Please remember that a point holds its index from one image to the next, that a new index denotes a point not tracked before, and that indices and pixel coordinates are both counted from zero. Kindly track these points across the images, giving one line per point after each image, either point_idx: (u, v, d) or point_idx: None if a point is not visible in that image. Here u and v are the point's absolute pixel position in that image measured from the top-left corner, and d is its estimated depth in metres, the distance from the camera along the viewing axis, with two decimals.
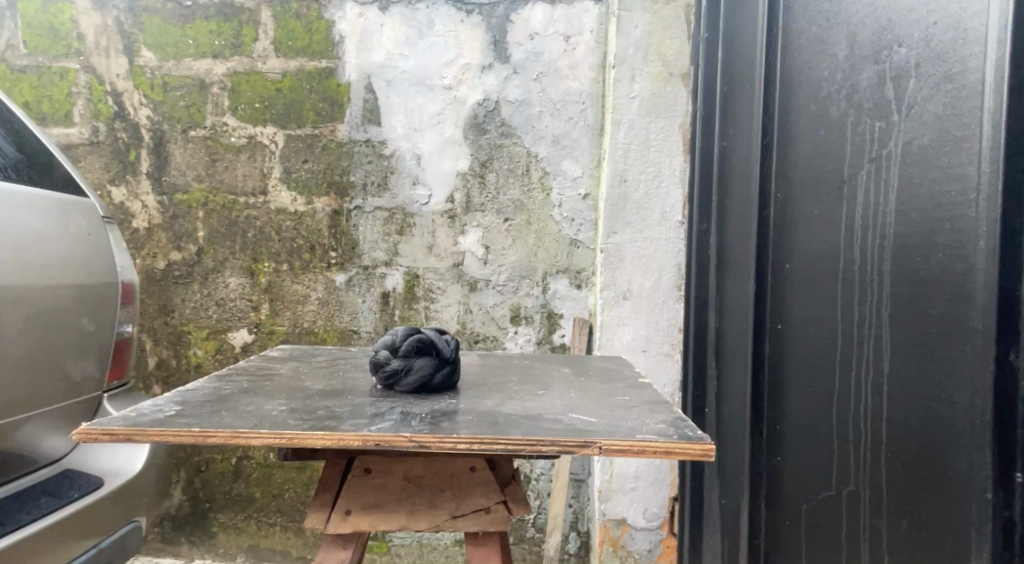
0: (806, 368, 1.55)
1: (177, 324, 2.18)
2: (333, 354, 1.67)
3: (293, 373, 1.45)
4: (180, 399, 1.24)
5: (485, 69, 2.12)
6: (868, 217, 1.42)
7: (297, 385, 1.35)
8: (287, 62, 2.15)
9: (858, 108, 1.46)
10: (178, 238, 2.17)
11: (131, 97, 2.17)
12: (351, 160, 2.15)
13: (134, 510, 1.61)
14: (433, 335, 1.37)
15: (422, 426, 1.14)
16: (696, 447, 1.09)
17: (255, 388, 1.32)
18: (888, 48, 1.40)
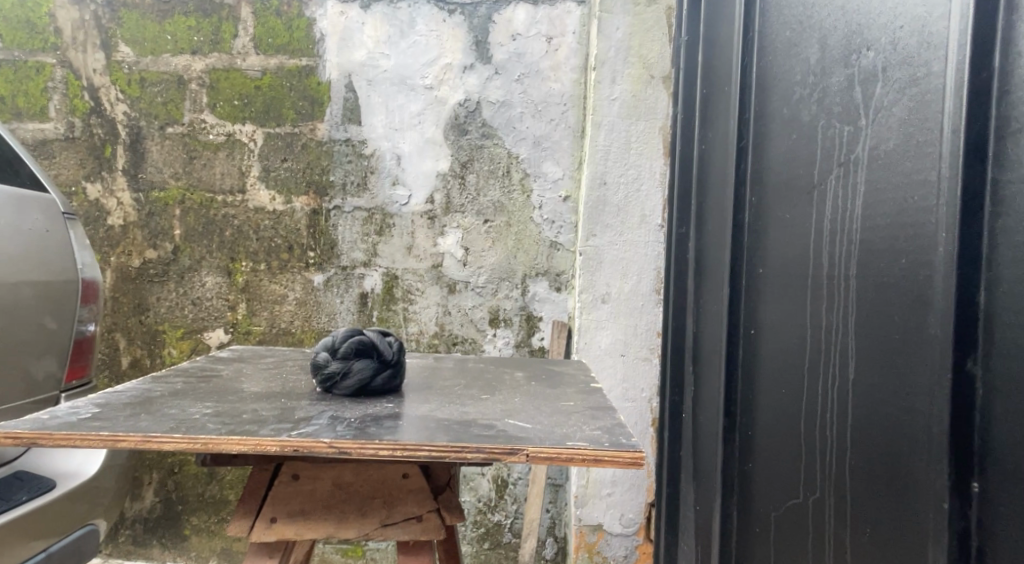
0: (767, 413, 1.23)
1: (152, 323, 2.15)
2: (285, 356, 1.64)
3: (231, 377, 1.42)
4: (100, 401, 1.21)
5: (467, 69, 2.11)
6: (836, 224, 1.13)
7: (235, 389, 1.32)
8: (267, 60, 2.13)
9: (829, 109, 1.15)
10: (153, 236, 2.15)
11: (108, 93, 2.14)
12: (331, 159, 2.14)
13: (87, 514, 1.59)
14: (375, 336, 1.33)
15: (371, 430, 1.11)
16: (626, 455, 1.04)
17: (186, 391, 1.29)
18: (857, 50, 1.12)
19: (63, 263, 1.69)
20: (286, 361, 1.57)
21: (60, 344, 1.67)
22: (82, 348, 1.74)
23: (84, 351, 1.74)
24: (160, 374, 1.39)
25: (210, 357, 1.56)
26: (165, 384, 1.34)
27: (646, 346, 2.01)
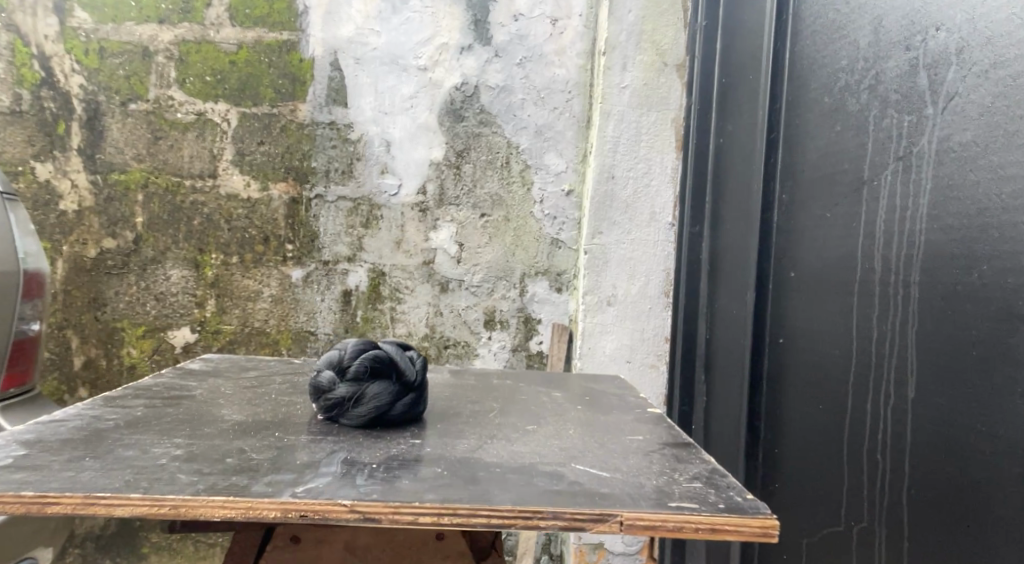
0: (810, 388, 1.42)
1: (109, 320, 1.94)
2: (271, 370, 1.46)
3: (204, 398, 1.21)
4: (33, 440, 0.98)
5: (464, 50, 1.96)
6: (894, 223, 1.24)
7: (218, 415, 1.12)
8: (244, 33, 1.93)
9: (883, 100, 1.28)
10: (113, 224, 1.93)
11: (61, 63, 1.93)
12: (314, 144, 1.96)
13: (25, 544, 1.36)
14: (392, 353, 1.13)
15: (412, 481, 0.93)
16: (751, 524, 0.88)
17: (151, 418, 1.08)
18: (923, 33, 1.21)
19: (4, 250, 1.55)
20: (270, 379, 1.38)
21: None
22: (23, 351, 1.60)
23: (25, 353, 1.60)
24: (115, 395, 1.18)
25: (181, 372, 1.38)
26: (129, 408, 1.12)
27: (653, 353, 1.86)
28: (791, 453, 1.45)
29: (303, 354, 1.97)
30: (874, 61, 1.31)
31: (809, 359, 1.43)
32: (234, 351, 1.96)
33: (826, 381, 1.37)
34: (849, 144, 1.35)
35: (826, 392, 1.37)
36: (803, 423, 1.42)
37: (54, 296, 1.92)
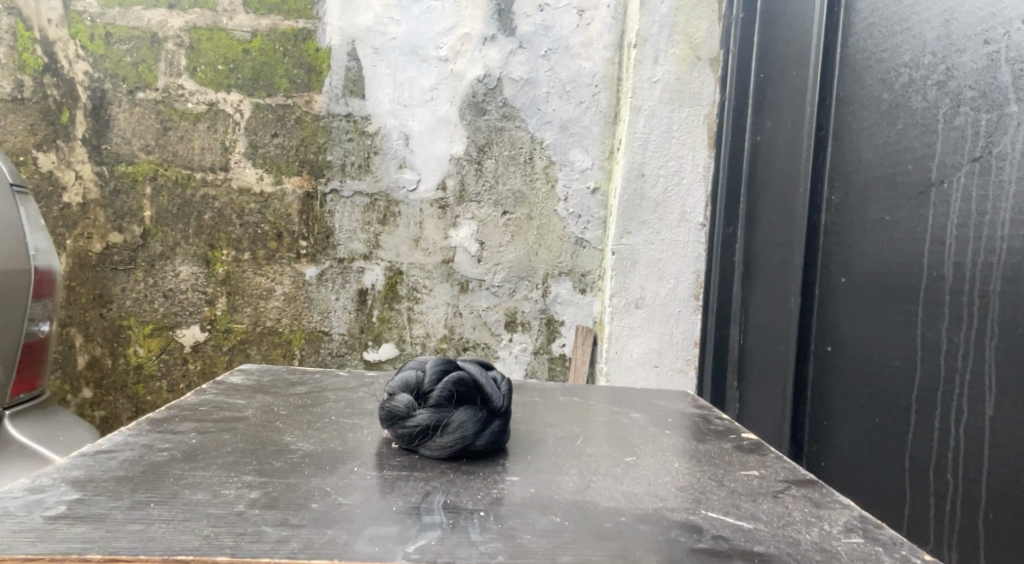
0: (867, 393, 1.40)
1: (114, 317, 1.86)
2: (319, 386, 1.37)
3: (261, 420, 1.16)
4: (77, 478, 0.92)
5: (487, 41, 1.89)
6: (968, 228, 1.22)
7: (288, 446, 1.07)
8: (259, 20, 1.85)
9: (956, 96, 1.25)
10: (119, 217, 1.85)
11: (65, 48, 1.85)
12: (329, 136, 1.88)
13: None
14: (479, 379, 1.16)
15: (535, 535, 0.90)
16: None
17: (211, 448, 1.03)
18: (1003, 25, 1.17)
19: (10, 247, 1.47)
20: (323, 395, 1.32)
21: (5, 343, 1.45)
22: (34, 353, 1.51)
23: (35, 357, 1.52)
24: (159, 418, 1.12)
25: (227, 388, 1.29)
26: (183, 435, 1.06)
27: (680, 358, 1.84)
28: (849, 458, 1.44)
29: (316, 354, 1.89)
30: (944, 54, 1.27)
31: (867, 363, 1.41)
32: (245, 351, 1.88)
33: (888, 388, 1.35)
34: (915, 144, 1.32)
35: (888, 400, 1.35)
36: (862, 430, 1.41)
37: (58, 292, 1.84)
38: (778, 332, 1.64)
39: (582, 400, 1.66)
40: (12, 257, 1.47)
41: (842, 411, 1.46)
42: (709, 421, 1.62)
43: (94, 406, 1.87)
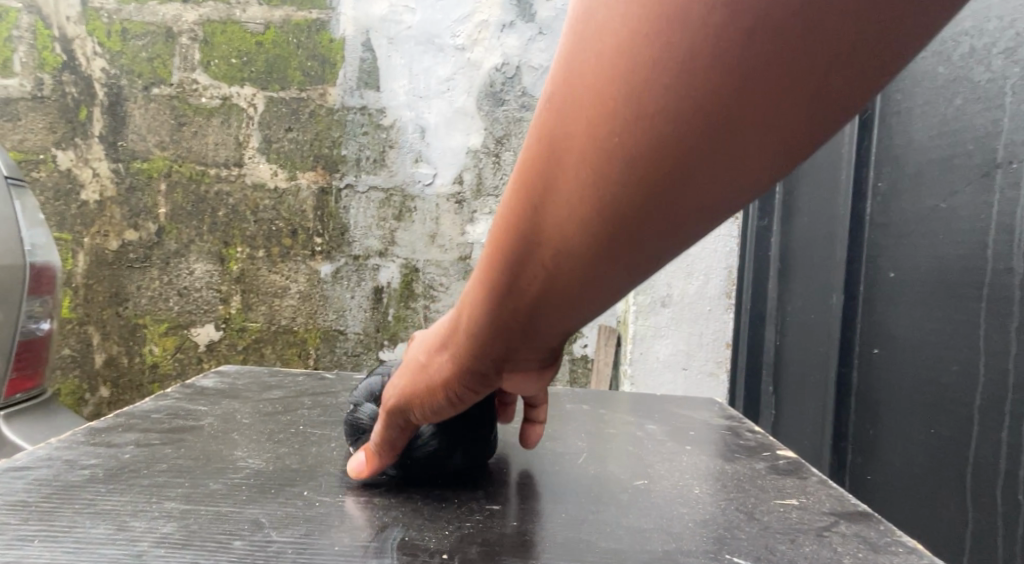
0: (924, 375, 1.38)
1: (131, 316, 1.85)
2: (298, 390, 1.58)
3: (214, 432, 1.33)
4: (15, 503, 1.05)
5: (505, 28, 1.81)
6: None
7: (231, 465, 1.20)
8: (271, 12, 1.81)
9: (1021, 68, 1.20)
10: (135, 215, 1.84)
11: (83, 46, 1.83)
12: (343, 130, 1.82)
13: None
14: None
15: None
16: None
17: (140, 467, 1.17)
18: None
19: (6, 244, 1.53)
20: (296, 403, 1.51)
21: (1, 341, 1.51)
22: (31, 352, 1.58)
23: (33, 356, 1.59)
24: (101, 428, 1.30)
25: (194, 394, 1.52)
26: (120, 449, 1.23)
27: (710, 360, 1.91)
28: (901, 459, 1.43)
29: (331, 353, 1.85)
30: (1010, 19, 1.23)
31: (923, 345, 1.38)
32: (260, 350, 1.85)
33: (945, 396, 1.33)
34: (977, 121, 1.28)
35: (948, 405, 1.32)
36: (912, 434, 1.40)
37: (75, 290, 1.84)
38: (826, 320, 1.64)
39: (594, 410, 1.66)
40: (7, 252, 1.53)
41: (894, 413, 1.45)
42: (739, 435, 1.58)
43: (111, 404, 1.87)
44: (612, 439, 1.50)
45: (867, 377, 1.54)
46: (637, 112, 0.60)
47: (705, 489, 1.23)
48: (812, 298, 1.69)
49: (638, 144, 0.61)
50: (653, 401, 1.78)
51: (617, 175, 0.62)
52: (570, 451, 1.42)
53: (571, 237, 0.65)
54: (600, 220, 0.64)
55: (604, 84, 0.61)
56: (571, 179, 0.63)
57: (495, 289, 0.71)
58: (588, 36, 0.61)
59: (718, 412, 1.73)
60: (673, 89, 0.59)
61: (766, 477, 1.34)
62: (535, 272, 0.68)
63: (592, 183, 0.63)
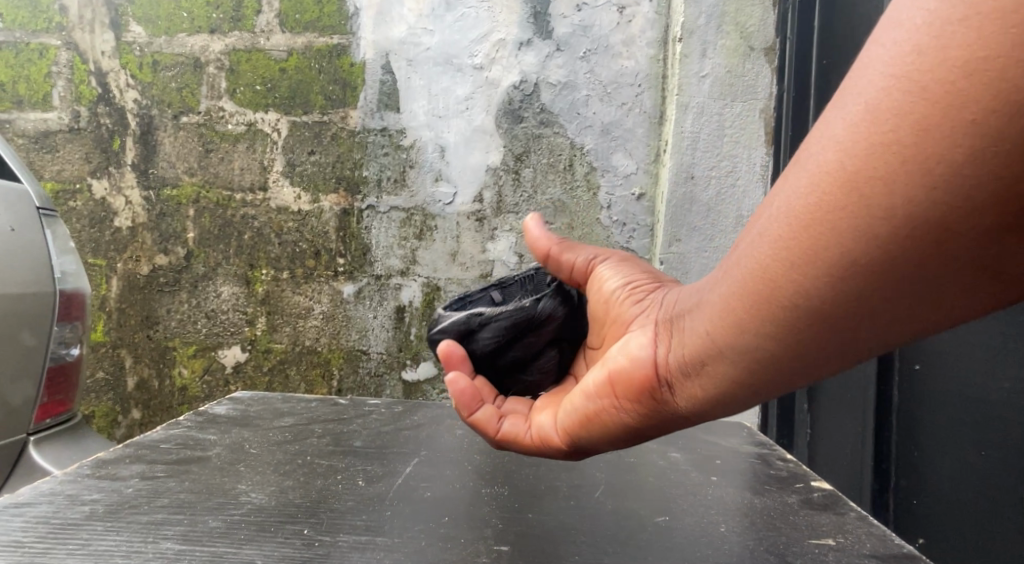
0: (975, 382, 1.38)
1: (161, 339, 1.89)
2: (309, 417, 1.67)
3: (220, 464, 1.40)
4: (13, 543, 1.11)
5: (523, 45, 1.81)
6: None
7: (234, 500, 1.26)
8: (294, 39, 1.85)
9: None
10: (164, 240, 1.89)
11: (117, 78, 1.89)
12: (365, 152, 1.85)
13: None
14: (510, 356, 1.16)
15: None
16: None
17: (141, 502, 1.24)
18: None
19: (39, 271, 1.47)
20: (309, 431, 1.59)
21: (30, 367, 1.44)
22: (63, 379, 1.52)
23: (66, 381, 1.52)
24: (108, 460, 1.40)
25: (203, 422, 1.62)
26: (125, 483, 1.31)
27: None
28: (946, 479, 1.42)
29: (355, 373, 1.87)
30: None
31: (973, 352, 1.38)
32: (285, 371, 1.88)
33: (994, 414, 1.33)
34: None
35: (998, 424, 1.33)
36: (959, 454, 1.40)
37: (108, 314, 1.89)
38: None
39: None
40: (36, 279, 1.46)
41: (937, 432, 1.45)
42: (769, 463, 1.52)
43: (143, 425, 1.90)
44: (632, 469, 1.46)
45: (908, 395, 1.53)
46: (909, 191, 0.67)
47: (732, 526, 1.25)
48: None
49: (927, 195, 0.67)
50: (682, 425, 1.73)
51: (895, 214, 0.68)
52: (587, 481, 1.40)
53: (821, 257, 0.72)
54: (859, 253, 0.70)
55: (911, 117, 0.66)
56: (853, 198, 0.70)
57: (739, 284, 0.77)
58: (875, 113, 0.68)
59: (748, 439, 1.67)
60: (960, 141, 0.65)
61: (801, 513, 1.29)
62: (773, 280, 0.75)
63: (878, 215, 0.69)
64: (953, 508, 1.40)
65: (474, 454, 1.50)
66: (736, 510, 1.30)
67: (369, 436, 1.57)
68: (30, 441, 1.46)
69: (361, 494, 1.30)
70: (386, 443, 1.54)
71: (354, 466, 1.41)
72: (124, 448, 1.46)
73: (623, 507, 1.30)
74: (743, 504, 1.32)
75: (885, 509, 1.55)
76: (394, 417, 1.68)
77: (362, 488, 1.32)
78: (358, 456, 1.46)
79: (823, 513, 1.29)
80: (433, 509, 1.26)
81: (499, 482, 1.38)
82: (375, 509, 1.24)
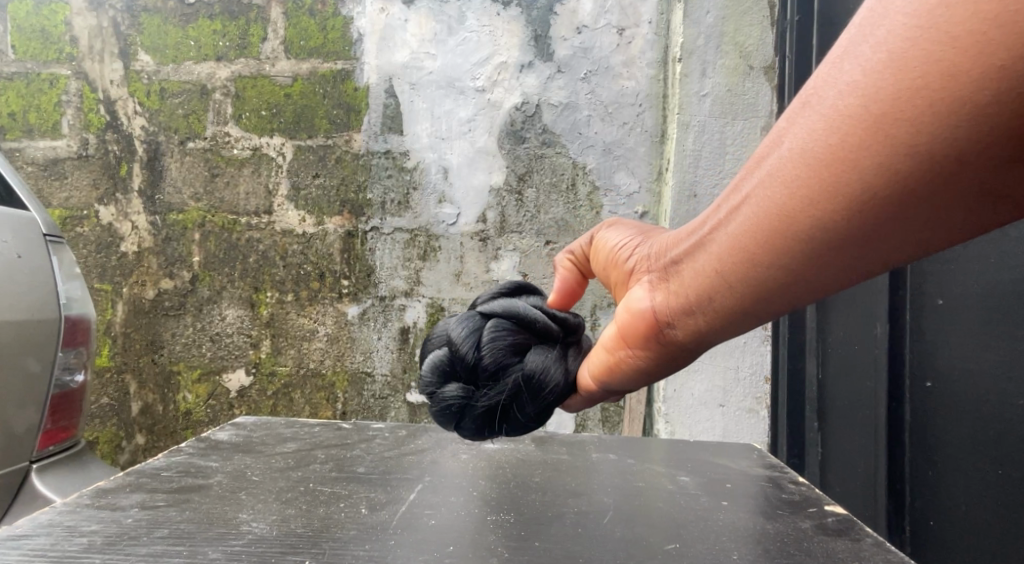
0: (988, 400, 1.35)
1: (166, 363, 1.90)
2: (313, 443, 1.65)
3: (221, 492, 1.39)
4: None
5: (524, 68, 1.83)
6: None
7: (234, 530, 1.25)
8: (299, 65, 1.87)
9: None
10: (170, 264, 1.90)
11: (125, 106, 1.91)
12: (369, 174, 1.86)
13: None
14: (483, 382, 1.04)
15: None
16: None
17: (141, 533, 1.23)
18: None
19: (42, 298, 1.46)
20: (311, 457, 1.57)
21: (35, 395, 1.43)
22: (67, 405, 1.50)
23: (70, 406, 1.51)
24: (109, 489, 1.38)
25: (207, 449, 1.60)
26: (124, 513, 1.29)
27: (750, 396, 1.84)
28: (963, 500, 1.39)
29: (359, 396, 1.87)
30: None
31: (984, 368, 1.36)
32: (289, 394, 1.88)
33: (1011, 431, 1.30)
34: None
35: (1015, 441, 1.30)
36: (977, 471, 1.37)
37: (113, 338, 1.90)
38: (868, 356, 1.57)
39: (623, 459, 1.63)
40: (40, 306, 1.45)
41: (952, 453, 1.42)
42: (782, 487, 1.49)
43: (147, 451, 1.91)
44: (641, 494, 1.43)
45: (920, 414, 1.48)
46: (906, 132, 0.70)
47: (743, 554, 1.22)
48: (854, 329, 1.62)
49: (934, 128, 0.69)
50: (690, 448, 1.70)
51: (904, 149, 0.71)
52: (594, 508, 1.37)
53: (833, 186, 0.74)
54: (866, 181, 0.73)
55: (925, 58, 0.69)
56: (870, 132, 0.72)
57: (752, 220, 0.80)
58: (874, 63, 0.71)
59: (759, 461, 1.64)
60: (966, 81, 0.67)
61: (814, 539, 1.26)
62: (789, 217, 0.77)
63: (885, 148, 0.72)
64: (966, 523, 1.38)
65: (479, 480, 1.48)
66: (749, 537, 1.27)
67: (371, 461, 1.55)
68: (32, 468, 1.44)
69: (363, 523, 1.27)
70: (389, 469, 1.52)
71: (357, 493, 1.39)
72: (126, 475, 1.45)
73: (630, 533, 1.27)
74: (755, 530, 1.29)
75: (902, 531, 1.52)
76: (397, 442, 1.66)
77: (365, 516, 1.30)
78: (362, 483, 1.44)
79: (838, 539, 1.26)
80: (436, 538, 1.24)
81: (504, 509, 1.36)
82: (377, 539, 1.22)
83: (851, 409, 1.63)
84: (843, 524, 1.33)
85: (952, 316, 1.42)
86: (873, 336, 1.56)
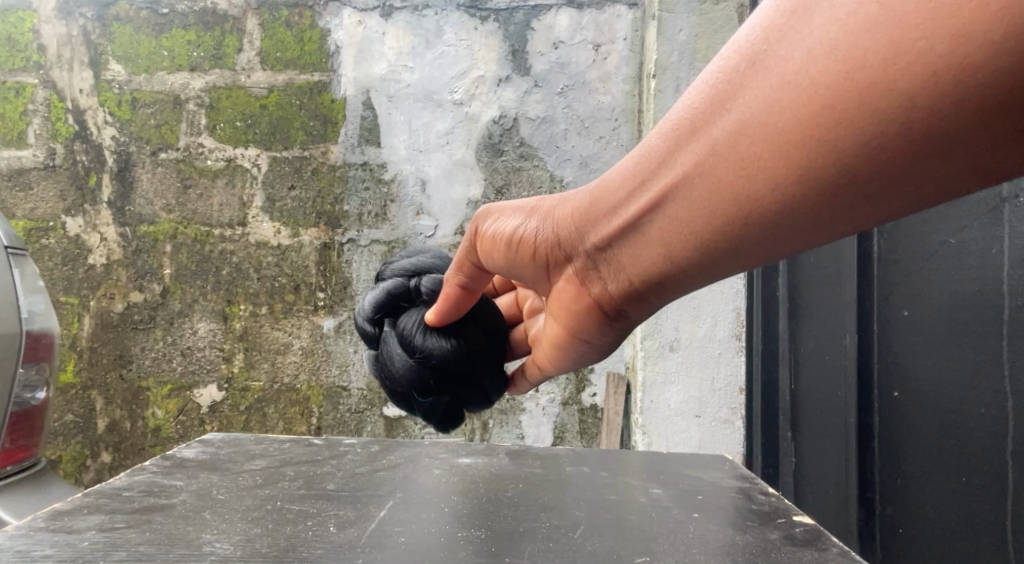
0: (944, 409, 1.39)
1: (133, 378, 1.86)
2: (280, 460, 1.62)
3: (185, 512, 1.35)
4: None
5: (502, 81, 1.85)
6: None
7: (198, 550, 1.21)
8: (275, 76, 1.86)
9: None
10: (140, 277, 1.86)
11: (95, 115, 1.88)
12: (346, 186, 1.85)
13: None
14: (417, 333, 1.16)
15: None
16: None
17: (98, 556, 1.19)
18: None
19: (4, 311, 1.41)
20: (279, 474, 1.54)
21: None
22: (28, 421, 1.45)
23: (29, 424, 1.46)
24: (66, 509, 1.33)
25: (171, 466, 1.56)
26: (81, 535, 1.25)
27: (724, 407, 1.83)
28: (926, 507, 1.42)
29: (334, 410, 1.85)
30: None
31: (941, 376, 1.40)
32: (262, 409, 1.85)
33: (974, 438, 1.34)
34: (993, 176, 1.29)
35: (978, 449, 1.33)
36: (942, 482, 1.39)
37: (79, 353, 1.85)
38: (838, 367, 1.59)
39: (592, 471, 1.63)
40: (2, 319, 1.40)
41: (915, 461, 1.45)
42: (751, 498, 1.50)
43: (112, 469, 1.86)
44: (615, 507, 1.43)
45: (886, 423, 1.51)
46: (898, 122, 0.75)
47: None
48: (825, 338, 1.64)
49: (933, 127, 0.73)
50: (662, 461, 1.70)
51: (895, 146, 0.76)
52: (567, 521, 1.37)
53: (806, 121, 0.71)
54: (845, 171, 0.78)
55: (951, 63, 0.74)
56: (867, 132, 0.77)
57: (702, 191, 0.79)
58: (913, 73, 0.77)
59: (730, 472, 1.65)
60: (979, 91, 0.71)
61: (782, 550, 1.27)
62: (738, 186, 0.76)
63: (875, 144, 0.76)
64: (929, 528, 1.41)
65: (451, 495, 1.47)
66: (719, 549, 1.27)
67: (342, 478, 1.52)
68: None
69: (333, 541, 1.25)
70: (360, 486, 1.50)
71: (326, 511, 1.36)
72: (84, 496, 1.40)
73: (604, 547, 1.27)
74: (725, 541, 1.30)
75: (872, 540, 1.53)
76: (369, 458, 1.64)
77: (334, 534, 1.28)
78: (332, 501, 1.41)
79: (805, 549, 1.27)
80: (411, 555, 1.22)
81: (477, 525, 1.34)
82: (347, 557, 1.20)
83: (822, 419, 1.64)
84: (811, 532, 1.34)
85: (912, 330, 1.45)
86: (841, 348, 1.58)
